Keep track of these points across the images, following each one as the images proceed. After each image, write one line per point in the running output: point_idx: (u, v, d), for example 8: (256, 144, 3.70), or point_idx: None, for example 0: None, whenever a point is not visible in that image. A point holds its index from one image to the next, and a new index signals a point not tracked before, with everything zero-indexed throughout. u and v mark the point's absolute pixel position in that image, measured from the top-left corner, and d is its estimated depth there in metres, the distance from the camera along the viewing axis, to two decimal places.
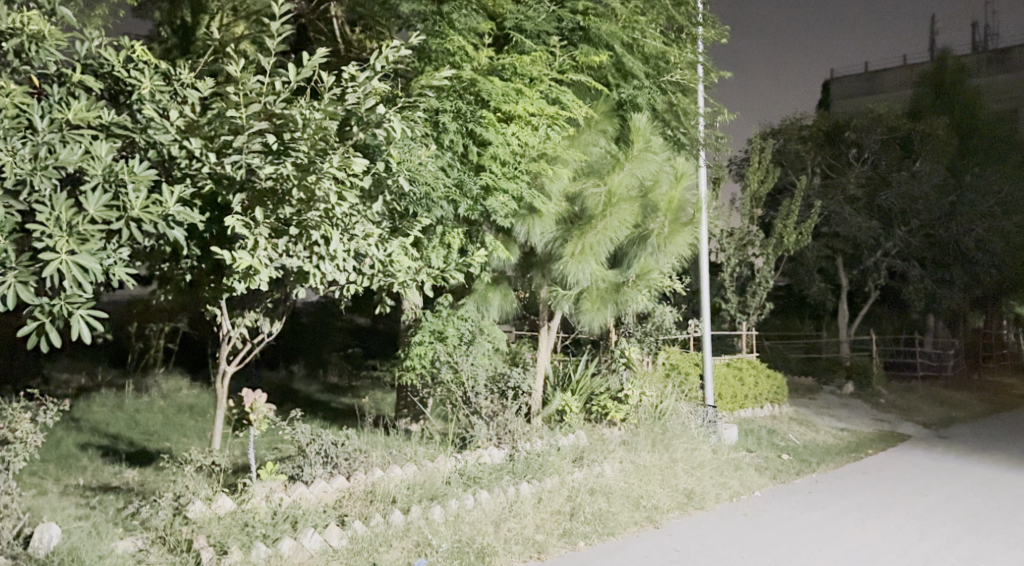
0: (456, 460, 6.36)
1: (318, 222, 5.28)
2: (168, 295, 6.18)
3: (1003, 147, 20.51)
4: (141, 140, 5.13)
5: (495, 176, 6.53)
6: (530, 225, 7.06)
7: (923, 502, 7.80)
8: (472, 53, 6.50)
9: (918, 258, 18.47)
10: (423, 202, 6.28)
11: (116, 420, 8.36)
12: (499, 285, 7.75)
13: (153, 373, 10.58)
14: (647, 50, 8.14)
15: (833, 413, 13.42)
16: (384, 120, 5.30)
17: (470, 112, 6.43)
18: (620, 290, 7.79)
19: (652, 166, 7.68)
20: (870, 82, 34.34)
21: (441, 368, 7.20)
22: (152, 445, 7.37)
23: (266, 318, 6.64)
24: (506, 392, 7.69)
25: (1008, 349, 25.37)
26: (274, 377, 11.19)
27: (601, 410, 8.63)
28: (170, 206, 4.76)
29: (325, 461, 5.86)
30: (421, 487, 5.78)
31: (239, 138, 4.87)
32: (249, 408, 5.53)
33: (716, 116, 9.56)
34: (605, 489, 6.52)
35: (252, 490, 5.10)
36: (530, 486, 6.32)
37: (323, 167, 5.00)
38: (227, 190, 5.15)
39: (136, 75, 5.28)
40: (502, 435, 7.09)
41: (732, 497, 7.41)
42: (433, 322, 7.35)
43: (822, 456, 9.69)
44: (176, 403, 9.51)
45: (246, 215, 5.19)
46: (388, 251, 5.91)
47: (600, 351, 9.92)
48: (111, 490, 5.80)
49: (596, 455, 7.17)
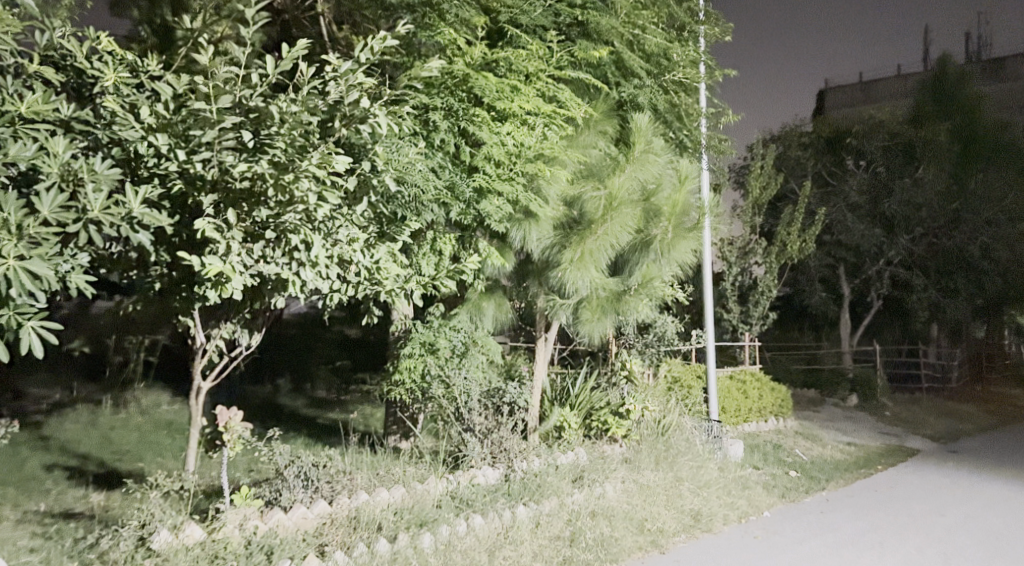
0: (448, 481, 5.98)
1: (296, 225, 4.84)
2: (136, 306, 5.67)
3: (1006, 154, 20.22)
4: (103, 137, 4.67)
5: (489, 178, 6.15)
6: (526, 230, 6.70)
7: (940, 524, 7.38)
8: (464, 47, 6.10)
9: (920, 267, 18.12)
10: (411, 205, 5.91)
11: (88, 439, 7.88)
12: (493, 294, 7.28)
13: (132, 388, 10.14)
14: (648, 47, 7.83)
15: (839, 427, 12.98)
16: (368, 115, 4.89)
17: (462, 110, 6.08)
18: (621, 300, 7.37)
19: (655, 168, 7.32)
20: (866, 91, 34.33)
21: (432, 383, 6.78)
22: (123, 466, 6.93)
23: (245, 330, 6.19)
24: (501, 409, 7.34)
25: (1011, 360, 25.02)
26: (258, 392, 10.75)
27: (601, 426, 8.11)
28: (136, 208, 4.33)
29: (305, 483, 5.40)
30: (409, 513, 5.37)
31: (210, 133, 4.48)
32: (222, 427, 5.13)
33: (719, 117, 9.18)
34: (607, 512, 6.10)
35: (224, 517, 4.71)
36: (527, 509, 5.88)
37: (302, 166, 4.59)
38: (199, 191, 4.74)
39: (99, 66, 4.81)
40: (497, 454, 6.74)
41: (741, 518, 6.98)
42: (423, 333, 6.87)
43: (831, 473, 9.27)
44: (154, 420, 9.06)
45: (218, 218, 4.74)
46: (375, 257, 5.50)
47: (599, 364, 9.53)
48: (71, 517, 5.34)
49: (597, 474, 6.73)
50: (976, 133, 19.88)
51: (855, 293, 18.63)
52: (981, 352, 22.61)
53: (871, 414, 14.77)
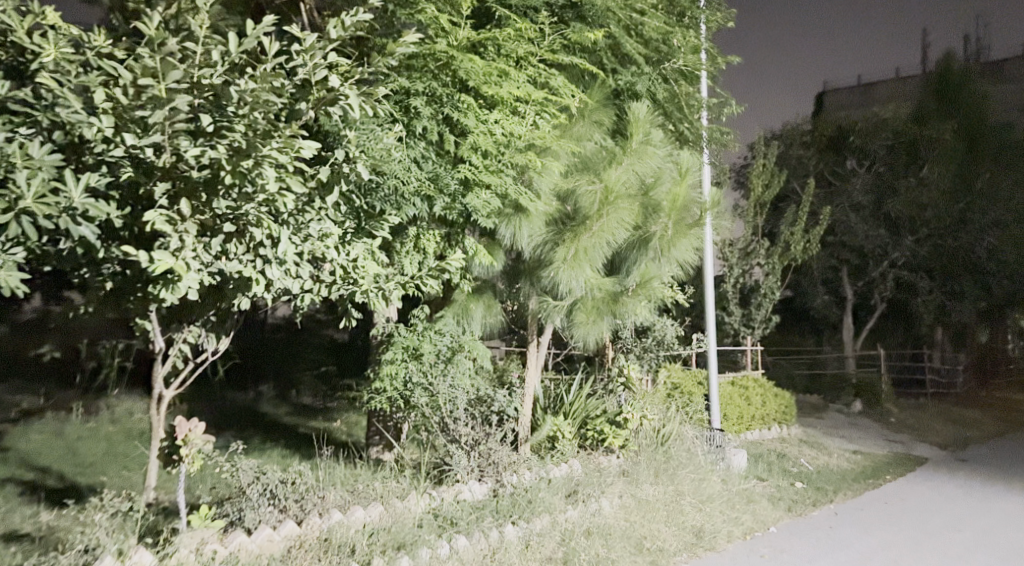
0: (430, 498, 5.53)
1: (259, 217, 4.42)
2: (89, 308, 5.20)
3: (1012, 153, 19.78)
4: (43, 120, 4.17)
5: (475, 169, 5.73)
6: (517, 226, 6.27)
7: (956, 540, 6.91)
8: (448, 26, 5.58)
9: (926, 268, 17.66)
10: (392, 199, 5.42)
11: (51, 450, 7.39)
12: (481, 295, 6.87)
13: (105, 395, 9.66)
14: (647, 32, 7.43)
15: (843, 434, 12.52)
16: (338, 97, 4.44)
17: (447, 96, 5.60)
18: (617, 301, 6.93)
19: (654, 160, 6.90)
20: (865, 92, 33.98)
21: (414, 390, 6.31)
22: (84, 480, 6.48)
23: (211, 334, 5.81)
24: (489, 419, 6.76)
25: (1016, 365, 24.57)
26: (238, 399, 10.29)
27: (597, 436, 7.60)
28: (77, 199, 3.84)
29: (270, 502, 4.94)
30: (387, 534, 4.88)
31: (159, 113, 3.97)
32: (179, 441, 4.67)
33: (722, 108, 8.75)
34: (603, 530, 5.65)
35: (177, 542, 4.24)
36: (516, 528, 5.43)
37: (262, 151, 4.14)
38: (150, 180, 4.26)
39: (39, 40, 4.27)
40: (485, 468, 6.28)
41: (745, 535, 6.50)
42: (406, 337, 6.44)
43: (839, 484, 8.82)
44: (125, 429, 8.57)
45: (171, 209, 4.27)
46: (351, 254, 5.04)
47: (595, 369, 9.10)
48: (13, 540, 4.88)
49: (592, 489, 6.25)
50: (980, 132, 19.47)
51: (858, 295, 18.19)
52: (985, 357, 22.15)
53: (875, 421, 14.32)
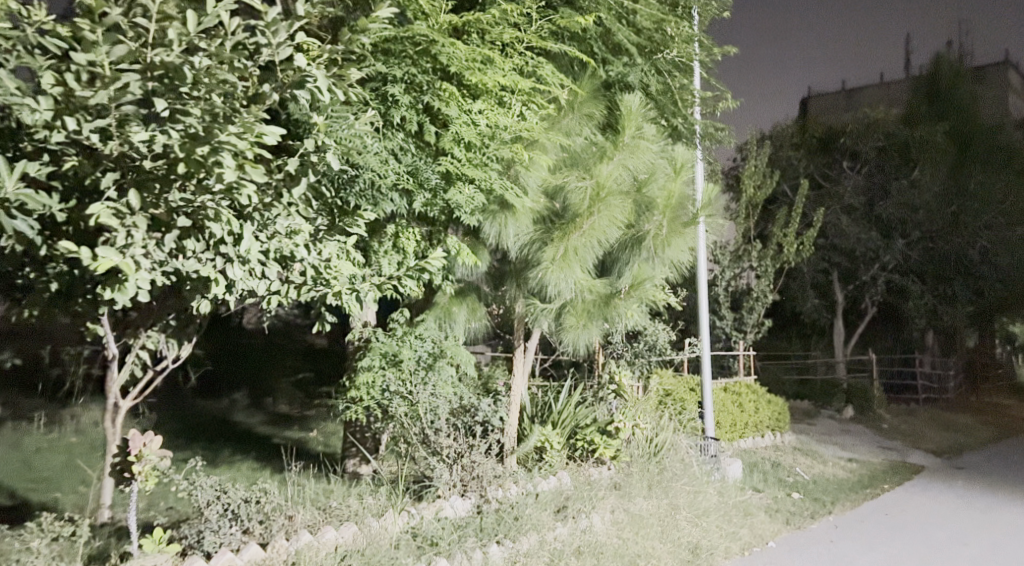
0: (408, 517, 5.14)
1: (217, 211, 3.98)
2: (35, 311, 4.77)
3: (1001, 155, 19.70)
4: None
5: (458, 162, 5.36)
6: (502, 224, 5.93)
7: (965, 554, 6.56)
8: (428, 9, 5.20)
9: (917, 272, 17.50)
10: (367, 194, 5.06)
11: (5, 464, 6.92)
12: (465, 297, 6.52)
13: (71, 404, 9.18)
14: (639, 21, 7.13)
15: (837, 441, 12.23)
16: (306, 78, 4.03)
17: (426, 84, 5.21)
18: (610, 303, 6.52)
19: (647, 155, 6.55)
20: (850, 97, 33.89)
21: (391, 399, 5.92)
22: (36, 498, 6.02)
23: (172, 341, 5.44)
24: (473, 429, 6.34)
25: (1004, 370, 24.42)
26: (211, 408, 9.82)
27: (587, 446, 7.21)
28: (9, 190, 3.36)
29: (232, 523, 4.53)
30: (361, 557, 4.48)
31: (102, 94, 3.55)
32: (132, 456, 4.21)
33: (716, 102, 8.43)
34: (594, 549, 5.30)
35: None
36: (501, 548, 5.07)
37: (219, 137, 3.66)
38: (95, 169, 3.85)
39: None
40: (468, 482, 5.88)
41: (743, 552, 6.16)
42: (384, 343, 6.05)
43: (836, 494, 8.50)
44: (89, 440, 8.10)
45: (120, 201, 3.84)
46: (323, 252, 4.65)
47: (584, 375, 8.74)
48: None
49: (583, 503, 5.88)
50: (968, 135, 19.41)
51: (848, 300, 17.97)
52: (975, 361, 22.01)
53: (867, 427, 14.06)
